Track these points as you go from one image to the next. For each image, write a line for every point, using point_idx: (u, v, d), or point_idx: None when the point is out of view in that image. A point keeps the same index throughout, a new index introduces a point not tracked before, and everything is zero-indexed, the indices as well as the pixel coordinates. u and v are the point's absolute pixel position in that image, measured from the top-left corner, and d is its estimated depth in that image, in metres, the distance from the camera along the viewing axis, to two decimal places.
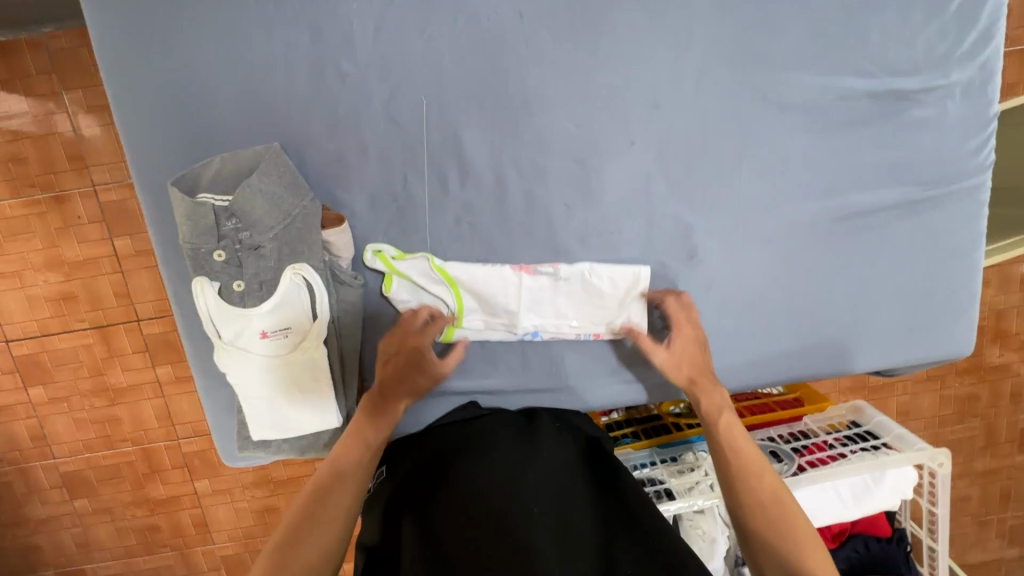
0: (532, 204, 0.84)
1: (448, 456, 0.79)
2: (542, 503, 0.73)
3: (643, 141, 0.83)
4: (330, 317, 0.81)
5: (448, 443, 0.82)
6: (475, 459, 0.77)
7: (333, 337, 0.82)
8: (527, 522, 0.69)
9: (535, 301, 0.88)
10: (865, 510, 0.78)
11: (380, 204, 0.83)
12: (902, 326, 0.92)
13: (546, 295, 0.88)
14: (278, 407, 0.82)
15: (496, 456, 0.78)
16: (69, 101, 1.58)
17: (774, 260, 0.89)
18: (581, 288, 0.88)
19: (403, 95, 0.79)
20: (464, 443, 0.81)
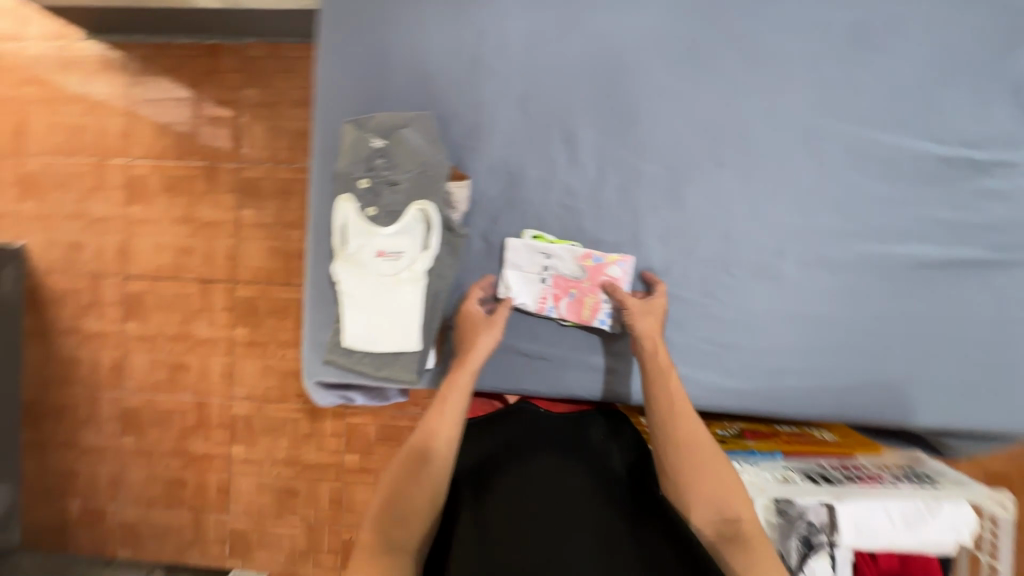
0: (624, 199, 0.98)
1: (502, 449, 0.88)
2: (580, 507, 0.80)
3: (730, 163, 0.97)
4: (436, 254, 0.95)
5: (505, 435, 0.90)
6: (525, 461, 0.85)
7: (433, 272, 0.95)
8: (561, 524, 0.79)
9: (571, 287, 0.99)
10: (916, 541, 0.77)
11: (497, 174, 0.99)
12: (966, 385, 0.94)
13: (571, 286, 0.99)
14: (372, 321, 0.94)
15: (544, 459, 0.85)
16: (246, 95, 1.94)
17: (839, 293, 0.95)
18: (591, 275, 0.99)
19: (537, 91, 0.98)
20: (517, 441, 0.89)
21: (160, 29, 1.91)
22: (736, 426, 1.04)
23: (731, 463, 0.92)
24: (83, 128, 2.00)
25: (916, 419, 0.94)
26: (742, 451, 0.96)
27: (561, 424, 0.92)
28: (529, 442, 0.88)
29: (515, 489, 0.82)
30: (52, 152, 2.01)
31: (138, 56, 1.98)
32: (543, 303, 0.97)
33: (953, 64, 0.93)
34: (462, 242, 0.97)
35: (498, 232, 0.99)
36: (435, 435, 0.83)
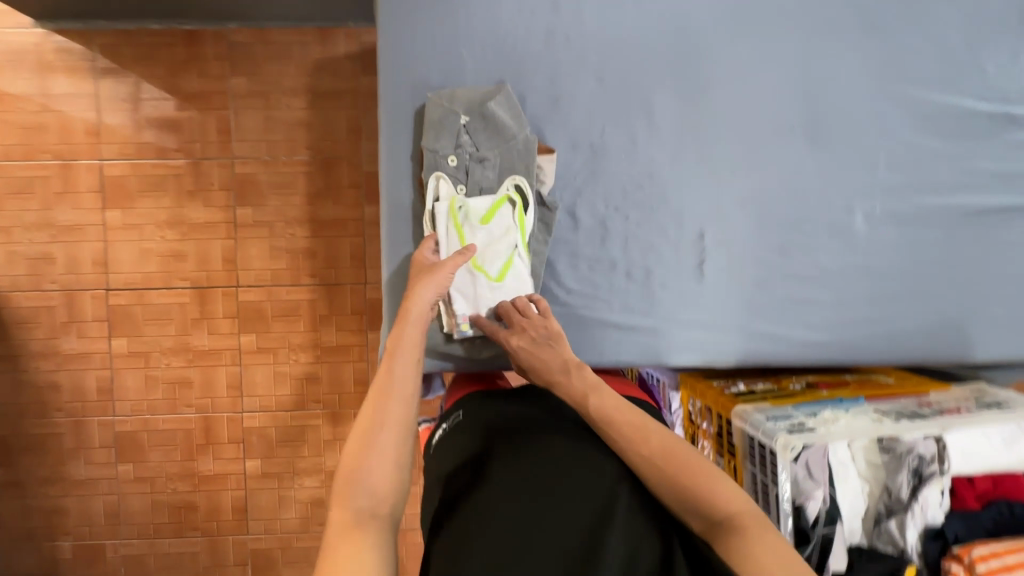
0: (703, 166, 1.00)
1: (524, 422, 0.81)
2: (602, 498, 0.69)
3: (799, 127, 1.01)
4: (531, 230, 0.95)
5: (528, 411, 0.84)
6: (552, 438, 0.76)
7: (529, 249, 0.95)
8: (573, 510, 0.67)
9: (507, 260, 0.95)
10: (1017, 457, 0.87)
11: (578, 148, 0.98)
12: (1015, 320, 1.03)
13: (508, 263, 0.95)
14: (474, 303, 0.95)
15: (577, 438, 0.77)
16: (234, 88, 1.61)
17: (903, 245, 1.02)
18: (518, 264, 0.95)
19: (615, 61, 0.98)
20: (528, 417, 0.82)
21: (122, 13, 1.53)
22: (807, 379, 1.11)
23: (824, 411, 0.96)
24: (36, 124, 1.58)
25: (975, 353, 1.03)
26: (828, 400, 1.01)
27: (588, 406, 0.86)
28: (546, 424, 0.80)
29: (521, 467, 0.72)
30: None
31: (100, 45, 1.58)
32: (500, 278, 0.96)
33: (992, 27, 1.01)
34: (554, 217, 0.97)
35: (583, 205, 0.98)
36: (386, 406, 0.71)
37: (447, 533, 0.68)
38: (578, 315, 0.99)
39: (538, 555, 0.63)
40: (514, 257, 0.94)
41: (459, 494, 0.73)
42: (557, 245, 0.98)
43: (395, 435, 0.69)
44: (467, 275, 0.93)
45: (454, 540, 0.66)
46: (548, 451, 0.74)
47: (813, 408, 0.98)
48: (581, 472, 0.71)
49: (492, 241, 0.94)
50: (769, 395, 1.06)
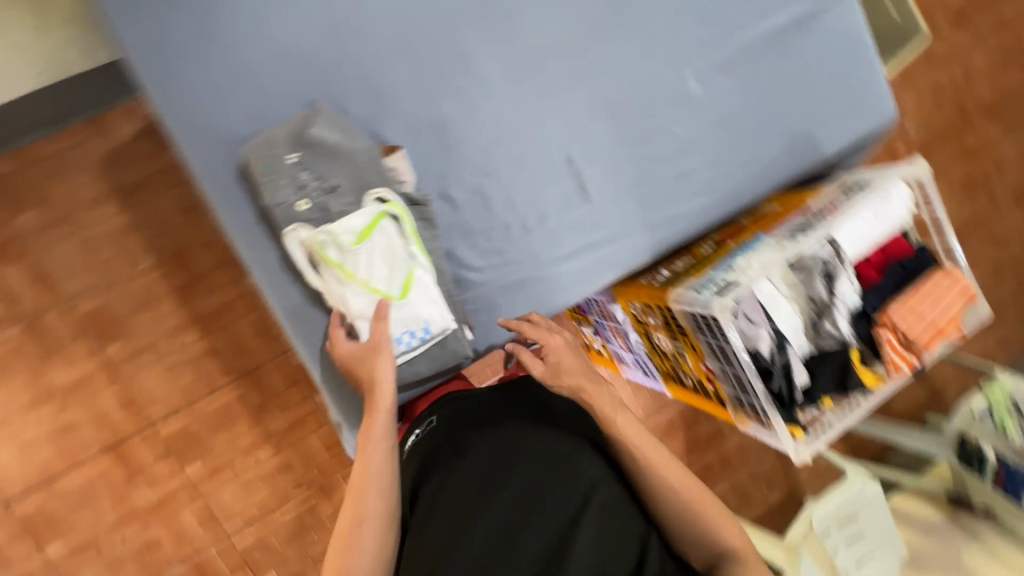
0: (541, 96, 1.00)
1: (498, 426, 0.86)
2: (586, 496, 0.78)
3: (606, 23, 1.03)
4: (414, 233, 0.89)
5: (504, 414, 0.88)
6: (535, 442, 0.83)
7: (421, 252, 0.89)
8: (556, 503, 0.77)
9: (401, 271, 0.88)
10: (892, 224, 0.97)
11: (421, 132, 0.94)
12: (843, 109, 1.16)
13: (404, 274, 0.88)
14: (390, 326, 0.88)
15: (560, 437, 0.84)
16: (21, 225, 1.30)
17: (738, 87, 1.10)
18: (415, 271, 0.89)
19: (413, 30, 0.92)
20: (499, 415, 0.88)
21: None
22: (713, 240, 1.19)
23: (737, 258, 1.03)
24: None
25: (825, 150, 1.16)
26: (736, 249, 1.09)
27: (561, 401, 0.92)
28: (524, 415, 0.88)
29: (499, 471, 0.79)
30: None
31: None
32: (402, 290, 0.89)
33: None
34: (432, 209, 0.93)
35: (455, 183, 0.96)
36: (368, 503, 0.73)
37: (422, 541, 0.76)
38: (498, 286, 0.99)
39: (520, 542, 0.73)
40: (414, 267, 0.88)
41: (431, 496, 0.81)
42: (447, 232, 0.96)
43: (382, 527, 0.72)
44: (365, 301, 0.86)
45: (430, 547, 0.74)
46: (530, 457, 0.80)
47: (728, 261, 1.05)
48: (568, 477, 0.79)
49: (382, 261, 0.88)
50: (690, 269, 1.13)
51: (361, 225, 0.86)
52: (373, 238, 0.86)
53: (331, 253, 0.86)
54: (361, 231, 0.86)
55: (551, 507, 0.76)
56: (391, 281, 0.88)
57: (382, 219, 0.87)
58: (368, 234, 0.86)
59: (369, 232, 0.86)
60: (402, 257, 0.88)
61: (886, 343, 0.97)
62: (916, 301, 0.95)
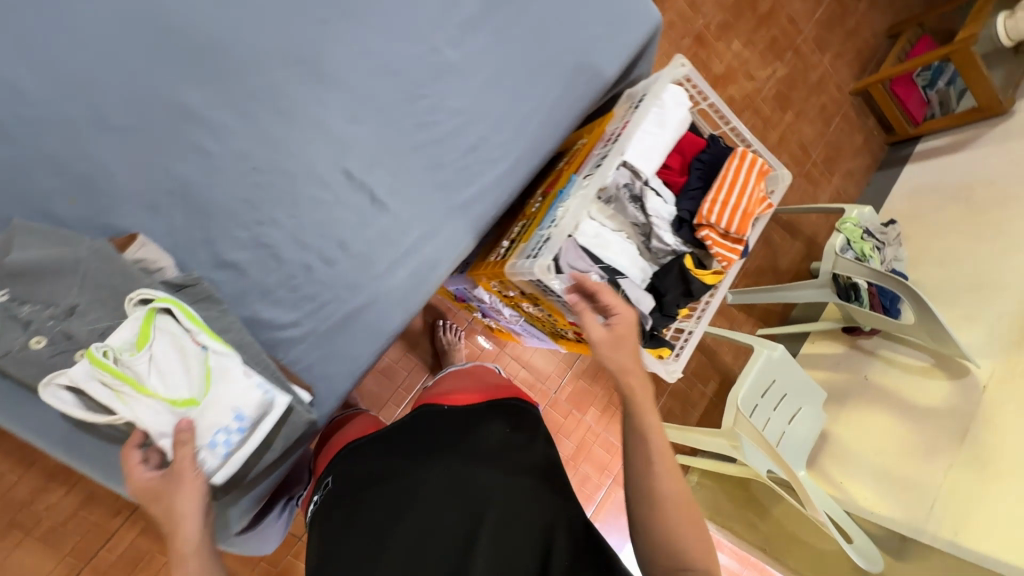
0: (289, 118, 0.90)
1: (400, 461, 0.85)
2: (490, 503, 0.78)
3: (331, 15, 0.92)
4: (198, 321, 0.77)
5: (408, 444, 0.87)
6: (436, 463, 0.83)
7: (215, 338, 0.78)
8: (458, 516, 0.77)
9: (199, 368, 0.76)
10: (675, 128, 0.97)
11: (163, 207, 0.82)
12: (610, 26, 1.14)
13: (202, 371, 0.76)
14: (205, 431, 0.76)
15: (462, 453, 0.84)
16: None
17: (497, 40, 1.05)
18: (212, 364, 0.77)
19: (104, 97, 0.79)
20: (408, 457, 0.86)
21: None
22: (540, 195, 1.18)
23: (552, 210, 1.02)
24: None
25: (608, 70, 1.14)
26: (554, 199, 1.08)
27: (469, 417, 0.90)
28: (429, 446, 0.86)
29: (404, 508, 0.78)
30: None
31: None
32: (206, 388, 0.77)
33: None
34: (206, 285, 0.81)
35: (227, 244, 0.85)
36: None
37: None
38: (323, 333, 0.91)
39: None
40: (214, 362, 0.77)
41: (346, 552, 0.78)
42: (241, 300, 0.86)
43: None
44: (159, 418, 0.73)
45: None
46: (431, 483, 0.79)
47: (547, 216, 1.03)
48: (473, 496, 0.78)
49: (175, 373, 0.75)
50: (522, 234, 1.12)
51: (135, 336, 0.74)
52: (152, 345, 0.74)
53: (107, 376, 0.72)
54: (138, 341, 0.74)
55: (451, 519, 0.76)
56: (189, 384, 0.75)
57: (159, 320, 0.75)
58: (144, 343, 0.74)
59: (146, 340, 0.74)
60: (194, 355, 0.76)
61: (711, 245, 0.97)
62: (722, 197, 0.97)
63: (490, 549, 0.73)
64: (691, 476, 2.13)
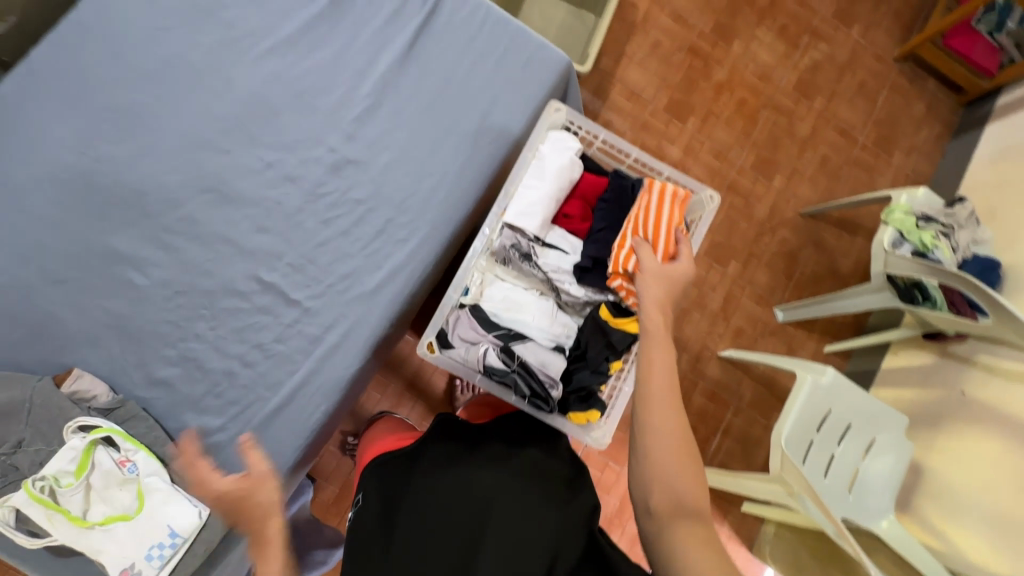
0: (204, 240, 1.00)
1: (413, 472, 0.91)
2: (510, 505, 0.84)
3: (233, 142, 1.03)
4: (127, 441, 0.87)
5: (422, 458, 0.92)
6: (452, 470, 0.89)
7: (143, 456, 0.87)
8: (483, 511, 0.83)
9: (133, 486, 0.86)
10: (559, 175, 0.95)
11: (102, 338, 0.95)
12: (511, 81, 1.13)
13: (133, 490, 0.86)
14: (130, 552, 0.84)
15: (472, 460, 0.91)
16: None
17: (393, 124, 1.08)
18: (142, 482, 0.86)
19: (54, 259, 0.95)
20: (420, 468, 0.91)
21: None
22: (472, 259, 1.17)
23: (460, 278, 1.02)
24: None
25: (515, 125, 1.13)
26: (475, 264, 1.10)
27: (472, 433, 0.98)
28: (439, 459, 0.91)
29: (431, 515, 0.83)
30: None
31: None
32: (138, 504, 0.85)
33: None
34: (132, 404, 0.91)
35: (157, 362, 0.95)
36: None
37: None
38: (248, 431, 0.96)
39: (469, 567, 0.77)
40: (142, 483, 0.86)
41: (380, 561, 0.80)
42: (172, 410, 0.95)
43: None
44: (99, 538, 0.82)
45: None
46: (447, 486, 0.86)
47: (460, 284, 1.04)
48: (487, 496, 0.85)
49: (118, 500, 0.85)
50: None
51: (71, 461, 0.84)
52: (91, 468, 0.85)
53: (50, 501, 0.82)
54: (74, 466, 0.84)
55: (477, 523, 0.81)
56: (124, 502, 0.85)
57: (95, 445, 0.85)
58: (82, 467, 0.84)
59: (84, 465, 0.84)
60: (127, 475, 0.86)
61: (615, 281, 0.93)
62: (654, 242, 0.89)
63: (516, 541, 0.80)
64: (766, 527, 1.80)
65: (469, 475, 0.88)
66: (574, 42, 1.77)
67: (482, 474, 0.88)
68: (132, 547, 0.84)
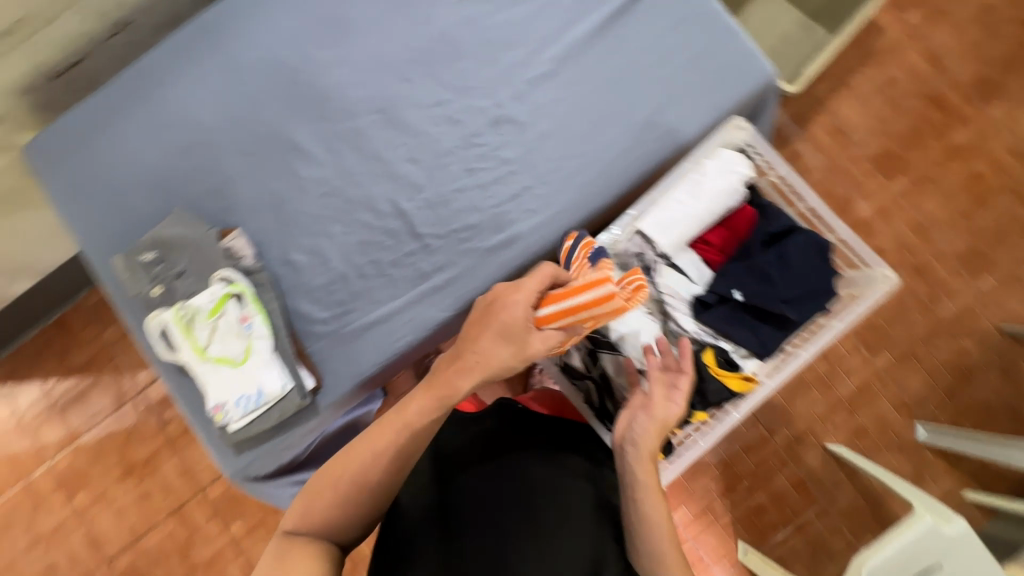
0: (363, 154, 1.09)
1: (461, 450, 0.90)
2: (558, 508, 0.82)
3: (416, 74, 1.09)
4: (254, 301, 1.00)
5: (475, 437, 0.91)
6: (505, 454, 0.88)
7: (261, 318, 1.00)
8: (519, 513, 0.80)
9: (245, 339, 0.99)
10: (715, 199, 0.85)
11: (260, 210, 1.08)
12: (698, 84, 1.05)
13: (243, 343, 0.99)
14: (226, 393, 0.98)
15: (516, 452, 0.88)
16: (115, 342, 1.91)
17: (563, 96, 1.07)
18: (254, 339, 0.99)
19: (248, 133, 1.10)
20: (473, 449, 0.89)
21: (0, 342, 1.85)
22: None
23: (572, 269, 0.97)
24: None
25: (686, 131, 1.05)
26: None
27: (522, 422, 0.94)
28: (489, 443, 0.90)
29: (482, 504, 0.82)
30: None
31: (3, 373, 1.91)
32: (244, 356, 0.98)
33: None
34: (266, 275, 1.04)
35: (293, 247, 1.07)
36: (311, 509, 0.78)
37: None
38: (342, 333, 1.05)
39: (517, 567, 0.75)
40: (253, 342, 0.99)
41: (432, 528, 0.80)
42: (291, 290, 1.06)
43: (341, 523, 0.78)
44: (211, 370, 0.98)
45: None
46: (500, 478, 0.84)
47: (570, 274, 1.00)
48: (538, 496, 0.83)
49: (231, 345, 0.98)
50: None
51: (211, 299, 0.99)
52: (223, 312, 0.99)
53: (187, 325, 0.98)
54: (210, 304, 0.99)
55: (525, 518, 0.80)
56: (234, 350, 0.98)
57: (230, 294, 1.00)
58: (216, 308, 0.99)
59: (218, 307, 0.99)
60: (244, 328, 0.99)
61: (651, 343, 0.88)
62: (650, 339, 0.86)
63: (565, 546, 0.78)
64: None
65: (520, 470, 0.86)
66: (790, 58, 1.57)
67: (534, 469, 0.86)
68: (231, 388, 0.98)
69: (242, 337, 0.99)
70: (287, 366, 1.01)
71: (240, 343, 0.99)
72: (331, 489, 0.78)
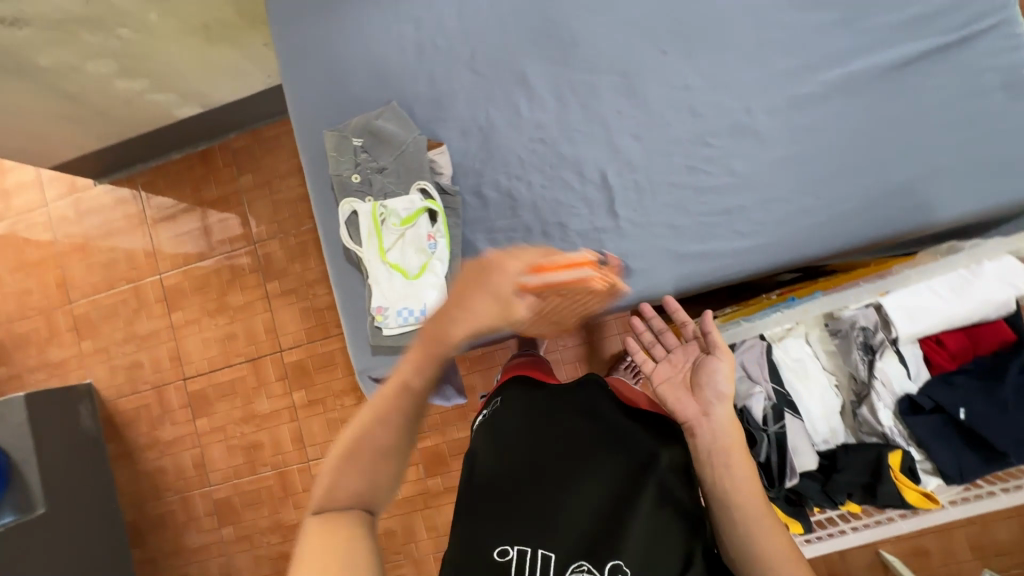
0: (588, 112, 1.04)
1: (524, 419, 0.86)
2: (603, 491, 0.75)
3: (672, 48, 1.01)
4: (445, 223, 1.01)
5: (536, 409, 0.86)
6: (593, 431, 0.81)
7: (446, 242, 1.01)
8: (597, 496, 0.74)
9: (425, 255, 1.00)
10: (975, 305, 0.76)
11: (469, 134, 1.06)
12: (976, 163, 0.93)
13: (423, 259, 1.00)
14: (392, 300, 0.99)
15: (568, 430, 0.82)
16: (243, 188, 1.92)
17: (819, 125, 0.97)
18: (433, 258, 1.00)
19: (480, 51, 1.06)
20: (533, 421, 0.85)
21: (154, 150, 1.95)
22: (773, 292, 1.05)
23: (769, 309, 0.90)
24: (114, 260, 2.01)
25: (943, 211, 0.93)
26: (782, 302, 0.96)
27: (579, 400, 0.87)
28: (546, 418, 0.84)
29: (531, 481, 0.78)
30: (93, 290, 2.03)
31: (143, 183, 2.01)
32: (419, 272, 1.00)
33: None
34: (458, 200, 1.04)
35: (488, 182, 1.06)
36: (340, 485, 0.66)
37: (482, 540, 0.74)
38: None
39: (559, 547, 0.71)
40: (432, 261, 1.00)
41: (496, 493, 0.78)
42: (473, 223, 1.06)
43: (380, 492, 0.67)
44: (387, 274, 0.99)
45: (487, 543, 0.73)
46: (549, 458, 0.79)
47: (760, 312, 0.93)
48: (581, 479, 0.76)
49: (413, 258, 1.00)
50: (728, 314, 1.03)
51: (409, 207, 1.00)
52: (414, 224, 1.01)
53: (379, 224, 1.00)
54: (405, 215, 1.01)
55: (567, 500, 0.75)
56: (414, 263, 1.00)
57: (422, 207, 1.01)
58: (410, 219, 1.01)
59: (413, 218, 1.00)
60: (427, 245, 1.00)
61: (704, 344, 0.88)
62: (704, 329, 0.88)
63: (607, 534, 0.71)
64: None
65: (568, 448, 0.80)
66: None
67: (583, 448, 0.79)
68: (398, 296, 0.99)
69: (422, 252, 1.00)
70: (452, 296, 1.01)
71: (420, 258, 1.00)
72: (355, 452, 0.67)
